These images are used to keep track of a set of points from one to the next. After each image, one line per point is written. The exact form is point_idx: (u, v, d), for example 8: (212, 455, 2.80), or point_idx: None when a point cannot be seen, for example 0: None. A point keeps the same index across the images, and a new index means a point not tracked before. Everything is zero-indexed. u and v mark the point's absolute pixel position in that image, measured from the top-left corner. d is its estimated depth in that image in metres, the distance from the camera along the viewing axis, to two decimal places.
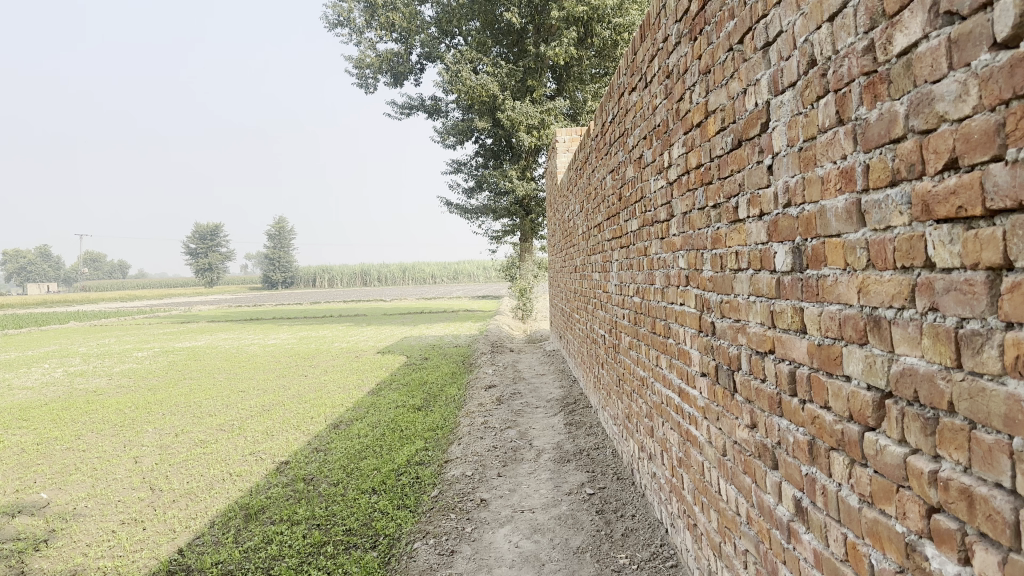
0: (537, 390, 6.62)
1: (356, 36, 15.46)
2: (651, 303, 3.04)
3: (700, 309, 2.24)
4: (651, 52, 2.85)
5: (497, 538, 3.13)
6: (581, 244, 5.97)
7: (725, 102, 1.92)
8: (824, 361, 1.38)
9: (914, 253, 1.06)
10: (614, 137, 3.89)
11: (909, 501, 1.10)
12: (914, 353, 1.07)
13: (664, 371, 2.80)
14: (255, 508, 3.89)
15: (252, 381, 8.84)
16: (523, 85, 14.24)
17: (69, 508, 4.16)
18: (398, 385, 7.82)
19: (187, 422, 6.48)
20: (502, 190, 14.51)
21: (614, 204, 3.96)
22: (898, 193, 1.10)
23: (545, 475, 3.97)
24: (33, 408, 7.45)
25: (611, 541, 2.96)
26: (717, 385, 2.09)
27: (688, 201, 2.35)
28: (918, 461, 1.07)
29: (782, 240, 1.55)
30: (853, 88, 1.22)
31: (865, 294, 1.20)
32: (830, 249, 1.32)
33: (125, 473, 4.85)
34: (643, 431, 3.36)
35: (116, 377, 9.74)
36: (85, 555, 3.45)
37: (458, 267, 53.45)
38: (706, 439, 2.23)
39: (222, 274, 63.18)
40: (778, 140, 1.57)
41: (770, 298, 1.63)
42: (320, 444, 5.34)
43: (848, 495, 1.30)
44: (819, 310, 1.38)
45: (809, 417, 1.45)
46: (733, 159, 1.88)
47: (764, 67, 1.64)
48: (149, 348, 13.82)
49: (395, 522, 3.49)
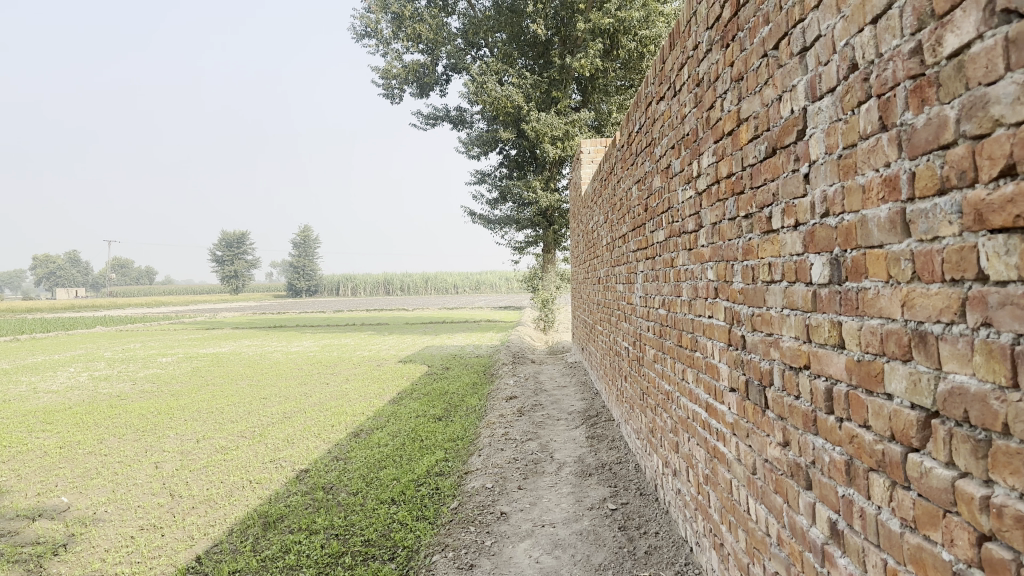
0: (559, 402, 6.58)
1: (383, 47, 15.57)
2: (677, 315, 2.98)
3: (729, 321, 2.18)
4: (680, 60, 2.81)
5: (517, 552, 3.07)
6: (604, 254, 5.95)
7: (758, 109, 1.87)
8: (863, 378, 1.32)
9: (965, 264, 1.00)
10: (640, 146, 3.85)
11: (958, 527, 1.04)
12: (963, 371, 1.02)
13: (691, 385, 2.74)
14: (274, 516, 3.88)
15: (273, 388, 8.86)
16: (548, 96, 14.25)
17: (89, 512, 4.16)
18: (419, 394, 7.79)
19: (209, 428, 6.51)
20: (526, 200, 14.51)
21: (639, 214, 3.93)
22: (948, 202, 1.04)
23: (566, 489, 3.92)
24: (58, 412, 7.52)
25: (634, 559, 2.90)
26: (747, 401, 2.03)
27: (718, 211, 2.29)
28: (968, 486, 1.01)
29: (818, 250, 1.50)
30: (898, 92, 1.17)
31: (909, 308, 1.15)
32: (871, 261, 1.27)
33: (145, 478, 4.86)
34: (667, 445, 3.30)
35: (140, 382, 9.82)
36: (103, 560, 3.44)
37: (480, 278, 53.60)
38: (734, 456, 2.17)
39: (246, 282, 64.19)
40: (815, 147, 1.51)
41: (806, 311, 1.57)
42: (341, 452, 5.32)
43: (888, 518, 1.24)
44: (859, 324, 1.32)
45: (846, 436, 1.39)
46: (767, 168, 1.82)
47: (800, 72, 1.59)
48: (173, 354, 13.95)
49: (414, 534, 3.44)
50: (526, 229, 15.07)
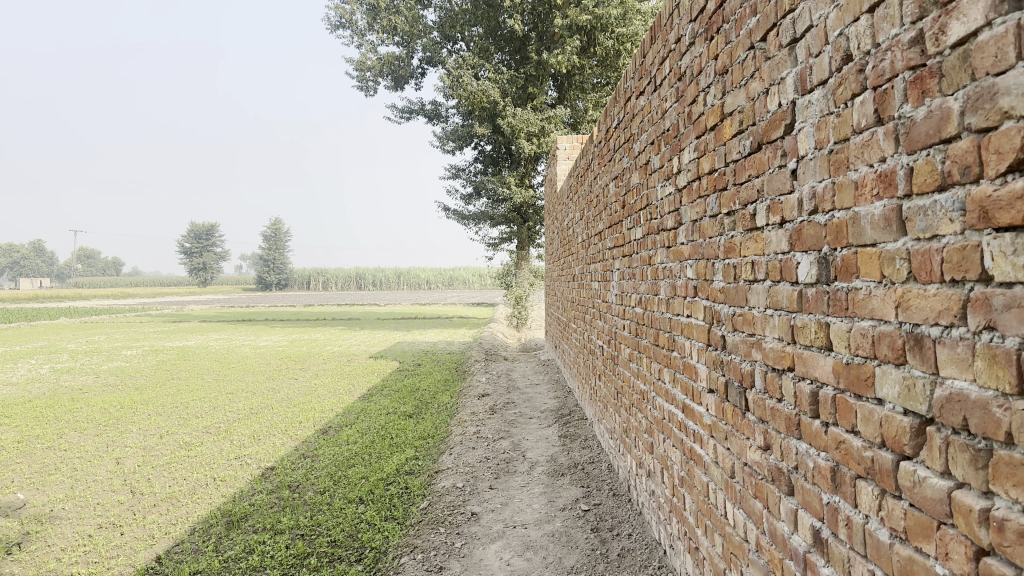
0: (531, 400, 6.52)
1: (358, 38, 15.37)
2: (654, 313, 2.93)
3: (709, 321, 2.13)
4: (661, 54, 2.76)
5: (487, 555, 3.01)
6: (579, 252, 5.90)
7: (744, 103, 1.82)
8: (852, 382, 1.27)
9: (966, 264, 0.95)
10: (618, 143, 3.79)
11: (954, 540, 0.99)
12: (963, 377, 0.97)
13: (668, 385, 2.69)
14: (238, 515, 3.77)
15: (241, 383, 8.70)
16: (524, 92, 14.18)
17: (45, 509, 4.02)
18: (389, 391, 7.70)
19: (173, 423, 6.36)
20: (500, 197, 14.42)
21: (616, 211, 3.87)
22: (949, 198, 0.99)
23: (538, 489, 3.86)
24: (16, 405, 7.30)
25: (607, 562, 2.84)
26: (726, 403, 1.98)
27: (699, 207, 2.23)
28: (966, 497, 0.96)
29: (805, 249, 1.44)
30: (897, 84, 1.12)
31: (904, 310, 1.10)
32: (863, 260, 1.22)
33: (106, 474, 4.71)
34: (641, 446, 3.25)
35: (103, 375, 9.59)
36: (58, 560, 3.31)
37: (454, 274, 53.47)
38: (712, 459, 2.12)
39: (215, 274, 63.54)
40: (804, 141, 1.46)
41: (791, 311, 1.52)
42: (308, 450, 5.21)
43: (876, 528, 1.19)
44: (849, 325, 1.27)
45: (832, 441, 1.34)
46: (751, 164, 1.76)
47: (790, 65, 1.54)
48: (138, 347, 13.67)
49: (382, 535, 3.37)
50: (500, 225, 15.00)
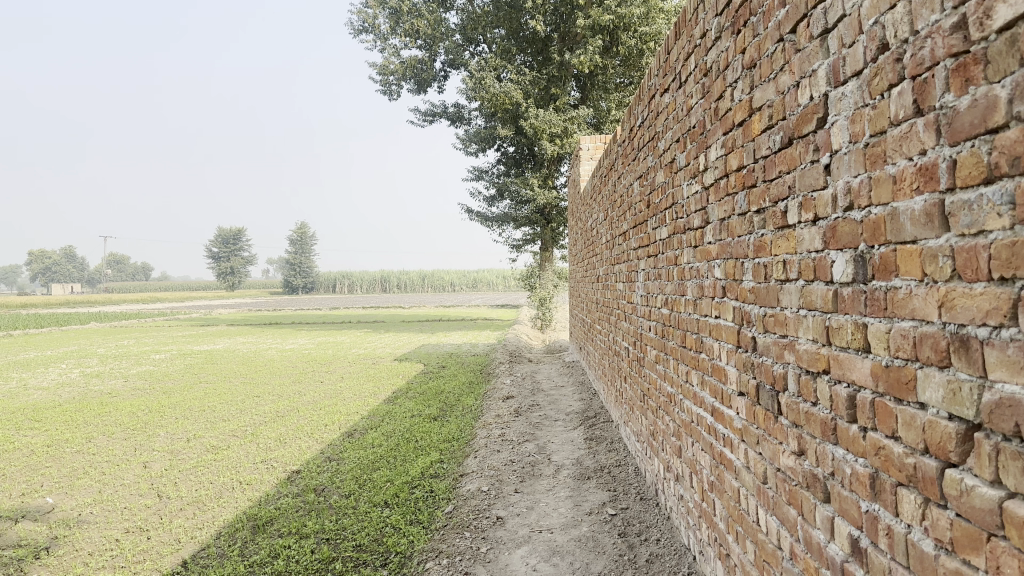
0: (556, 402, 6.48)
1: (381, 42, 15.42)
2: (681, 314, 2.88)
3: (738, 322, 2.07)
4: (686, 50, 2.70)
5: (513, 560, 2.97)
6: (603, 252, 5.85)
7: (773, 97, 1.77)
8: (892, 386, 1.21)
9: (1017, 261, 0.90)
10: (642, 141, 3.74)
11: (1005, 553, 0.93)
12: (1013, 382, 0.92)
13: (696, 387, 2.64)
14: (263, 520, 3.76)
15: (267, 386, 8.74)
16: (547, 93, 14.14)
17: (73, 513, 4.05)
18: (414, 393, 7.69)
19: (200, 426, 6.40)
20: (523, 198, 14.39)
21: (641, 210, 3.82)
22: (997, 192, 0.94)
23: (564, 493, 3.82)
24: (46, 410, 7.38)
25: (635, 568, 2.79)
26: (757, 405, 1.92)
27: (727, 205, 2.18)
28: (1018, 508, 0.90)
29: (840, 247, 1.39)
30: (938, 72, 1.06)
31: (948, 309, 1.05)
32: (902, 257, 1.17)
33: (133, 478, 4.74)
34: (669, 449, 3.20)
35: (132, 378, 9.70)
36: (86, 565, 3.32)
37: (478, 277, 53.60)
38: (743, 463, 2.06)
39: (240, 279, 64.43)
40: (838, 135, 1.41)
41: (826, 312, 1.47)
42: (334, 453, 5.21)
43: (920, 539, 1.13)
44: (888, 326, 1.22)
45: (871, 447, 1.29)
46: (782, 159, 1.71)
47: (821, 56, 1.48)
48: (167, 351, 13.81)
49: (407, 539, 3.34)
50: (523, 227, 14.98)
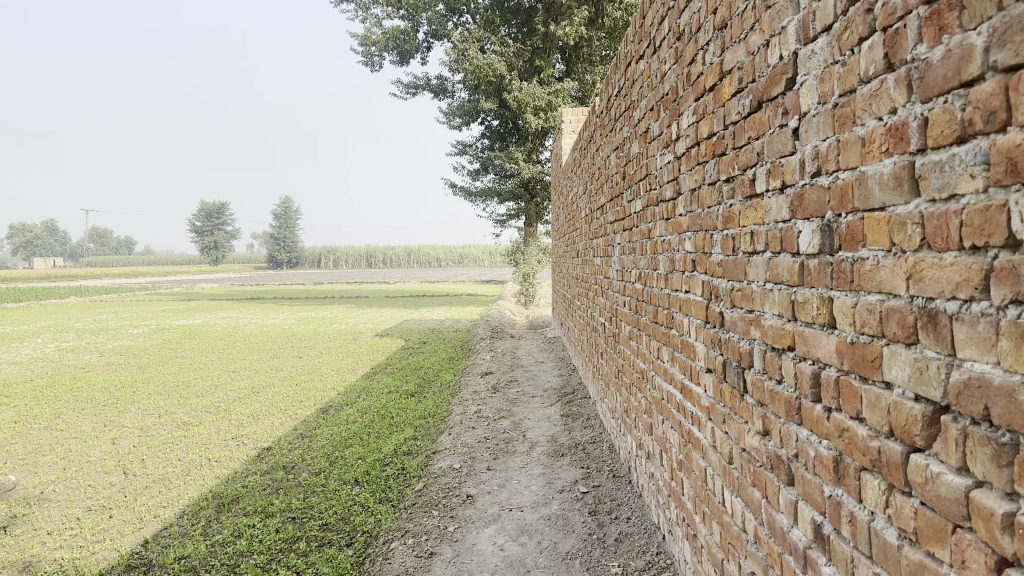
0: (535, 378, 6.41)
1: (363, 12, 15.13)
2: (653, 289, 2.80)
3: (707, 297, 1.99)
4: (660, 14, 2.59)
5: (480, 539, 2.91)
6: (582, 227, 5.77)
7: (743, 59, 1.67)
8: (857, 363, 1.14)
9: (990, 227, 0.81)
10: (619, 111, 3.62)
11: (971, 547, 0.85)
12: (984, 360, 0.83)
13: (666, 364, 2.56)
14: (229, 498, 3.68)
15: (244, 361, 8.62)
16: (531, 66, 13.96)
17: (35, 491, 3.95)
18: (392, 369, 7.61)
19: (173, 402, 6.29)
20: (508, 172, 14.24)
21: (617, 182, 3.72)
22: (970, 151, 0.85)
23: (537, 471, 3.76)
24: (17, 385, 7.24)
25: (604, 548, 2.73)
26: (724, 384, 1.85)
27: (698, 175, 2.09)
28: (986, 498, 0.82)
29: (807, 216, 1.30)
30: (910, 22, 0.97)
31: (916, 282, 0.96)
32: (870, 225, 1.08)
33: (99, 455, 4.63)
34: (641, 427, 3.13)
35: (107, 353, 9.54)
36: (42, 545, 3.23)
37: (463, 253, 53.51)
38: (710, 443, 1.99)
39: (224, 254, 64.20)
40: (808, 96, 1.31)
41: (792, 285, 1.38)
42: (307, 429, 5.13)
43: (883, 527, 1.06)
44: (854, 300, 1.13)
45: (835, 428, 1.21)
46: (752, 125, 1.61)
47: (791, 12, 1.38)
48: (144, 325, 13.59)
49: (374, 518, 3.27)
50: (507, 202, 14.86)
